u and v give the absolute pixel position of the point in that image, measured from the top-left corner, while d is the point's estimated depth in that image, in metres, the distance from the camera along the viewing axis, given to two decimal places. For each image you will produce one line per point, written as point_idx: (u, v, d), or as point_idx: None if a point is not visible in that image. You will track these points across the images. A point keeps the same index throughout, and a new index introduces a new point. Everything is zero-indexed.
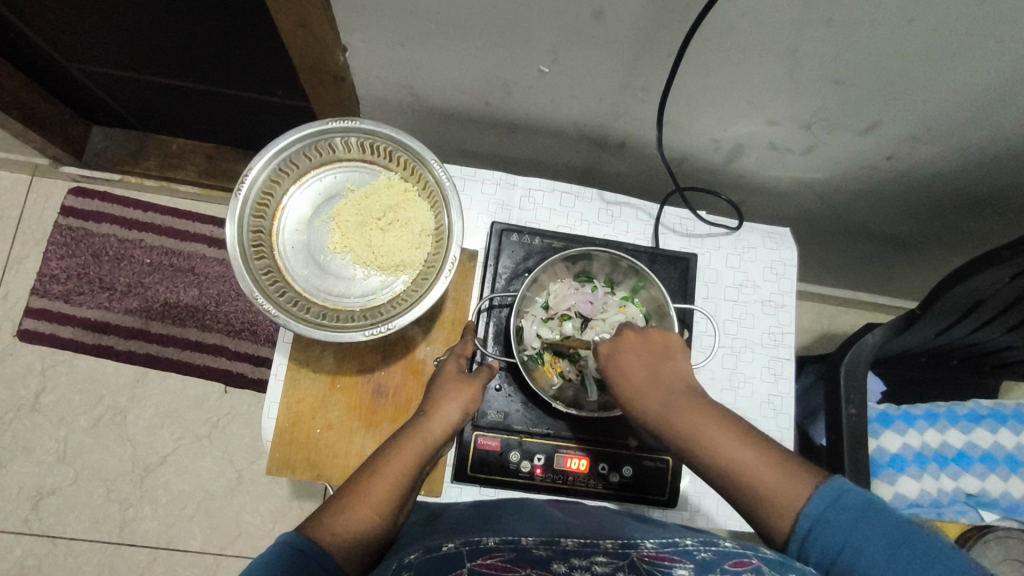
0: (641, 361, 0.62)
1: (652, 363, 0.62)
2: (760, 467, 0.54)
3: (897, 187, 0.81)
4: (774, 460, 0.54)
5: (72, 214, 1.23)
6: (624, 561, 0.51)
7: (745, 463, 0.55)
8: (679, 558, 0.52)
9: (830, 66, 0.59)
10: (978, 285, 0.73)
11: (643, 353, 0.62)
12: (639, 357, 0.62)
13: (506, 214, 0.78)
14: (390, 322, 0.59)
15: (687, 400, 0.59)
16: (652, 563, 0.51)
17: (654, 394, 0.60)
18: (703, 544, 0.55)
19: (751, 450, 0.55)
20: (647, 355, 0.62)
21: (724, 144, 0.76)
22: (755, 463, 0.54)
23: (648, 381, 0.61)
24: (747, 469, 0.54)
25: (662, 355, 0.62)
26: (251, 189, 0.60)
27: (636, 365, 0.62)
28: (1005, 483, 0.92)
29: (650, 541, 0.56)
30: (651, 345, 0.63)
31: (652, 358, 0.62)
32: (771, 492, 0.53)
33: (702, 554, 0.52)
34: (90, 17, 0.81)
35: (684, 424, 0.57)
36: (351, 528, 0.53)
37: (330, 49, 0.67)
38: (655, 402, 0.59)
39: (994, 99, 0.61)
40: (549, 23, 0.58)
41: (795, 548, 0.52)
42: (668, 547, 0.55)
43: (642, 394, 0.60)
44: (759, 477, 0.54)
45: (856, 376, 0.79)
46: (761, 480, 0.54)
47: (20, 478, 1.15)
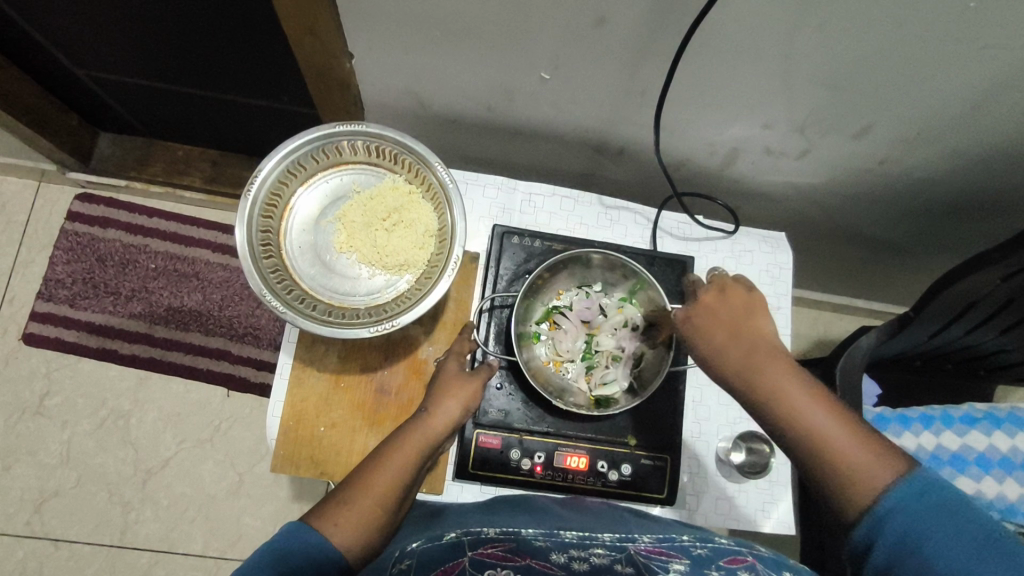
0: (720, 318, 0.60)
1: (737, 322, 0.59)
2: (841, 437, 0.51)
3: (890, 192, 0.83)
4: (857, 433, 0.51)
5: (78, 219, 1.25)
6: (622, 554, 0.53)
7: (823, 429, 0.52)
8: (676, 553, 0.54)
9: (821, 72, 0.61)
10: (970, 287, 0.75)
11: (725, 311, 0.60)
12: (721, 317, 0.60)
13: (508, 217, 0.79)
14: (395, 319, 0.60)
15: (775, 357, 0.56)
16: (649, 557, 0.52)
17: (737, 347, 0.57)
18: (699, 541, 0.56)
19: (838, 418, 0.52)
20: (733, 314, 0.59)
21: (720, 149, 0.78)
22: (836, 429, 0.51)
23: (733, 337, 0.58)
24: (827, 436, 0.51)
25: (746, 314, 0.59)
26: (261, 190, 0.61)
27: (719, 324, 0.59)
28: (999, 485, 0.92)
29: (647, 536, 0.58)
30: (734, 305, 0.60)
31: (736, 318, 0.59)
32: (852, 463, 0.50)
33: (698, 550, 0.54)
34: (103, 25, 0.83)
35: (768, 382, 0.55)
36: (355, 518, 0.54)
37: (337, 55, 0.69)
38: (740, 355, 0.57)
39: (981, 104, 0.63)
40: (550, 30, 0.60)
41: (862, 530, 0.48)
42: (665, 542, 0.56)
43: (725, 348, 0.58)
44: (841, 447, 0.50)
45: (850, 378, 0.81)
46: (839, 450, 0.50)
47: (23, 481, 1.16)
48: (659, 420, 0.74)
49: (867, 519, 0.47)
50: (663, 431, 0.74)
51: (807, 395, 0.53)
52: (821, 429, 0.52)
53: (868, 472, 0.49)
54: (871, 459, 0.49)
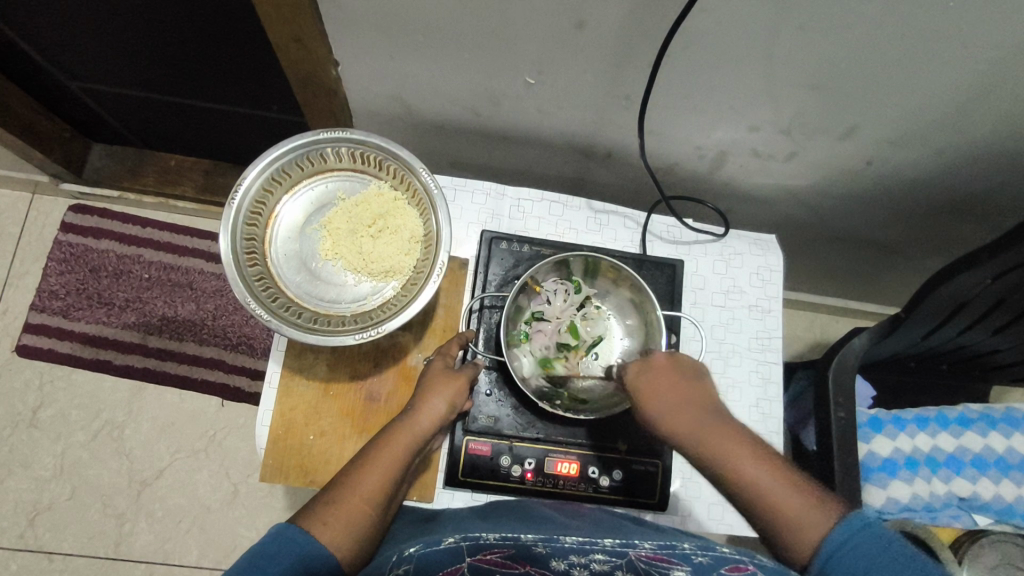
0: (661, 381, 0.60)
1: (678, 384, 0.59)
2: (784, 492, 0.53)
3: (880, 192, 0.83)
4: (796, 488, 0.53)
5: (72, 230, 1.25)
6: (622, 560, 0.53)
7: (766, 487, 0.53)
8: (677, 560, 0.53)
9: (805, 73, 0.61)
10: (960, 287, 0.74)
11: (668, 373, 0.60)
12: (666, 377, 0.60)
13: (496, 223, 0.79)
14: (380, 326, 0.60)
15: (711, 418, 0.56)
16: (650, 564, 0.52)
17: (679, 413, 0.57)
18: (701, 549, 0.55)
19: (775, 473, 0.54)
20: (672, 374, 0.60)
21: (708, 152, 0.78)
22: (778, 488, 0.53)
23: (676, 401, 0.58)
24: (768, 493, 0.53)
25: (688, 377, 0.60)
26: (245, 198, 0.61)
27: (664, 385, 0.59)
28: (996, 486, 0.92)
29: (648, 543, 0.57)
30: (677, 364, 0.61)
31: (677, 378, 0.60)
32: (795, 518, 0.51)
33: (699, 557, 0.53)
34: (93, 37, 0.83)
35: (710, 444, 0.55)
36: (343, 518, 0.54)
37: (322, 63, 0.69)
38: (684, 423, 0.57)
39: (965, 103, 0.63)
40: (532, 34, 0.60)
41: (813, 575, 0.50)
42: (666, 549, 0.55)
43: (669, 414, 0.58)
44: (781, 503, 0.52)
45: (843, 378, 0.80)
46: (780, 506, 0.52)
47: (17, 494, 1.15)
48: None
49: (817, 566, 0.49)
50: (654, 436, 0.73)
51: (748, 455, 0.54)
52: (762, 487, 0.53)
53: (810, 524, 0.51)
54: (811, 509, 0.51)
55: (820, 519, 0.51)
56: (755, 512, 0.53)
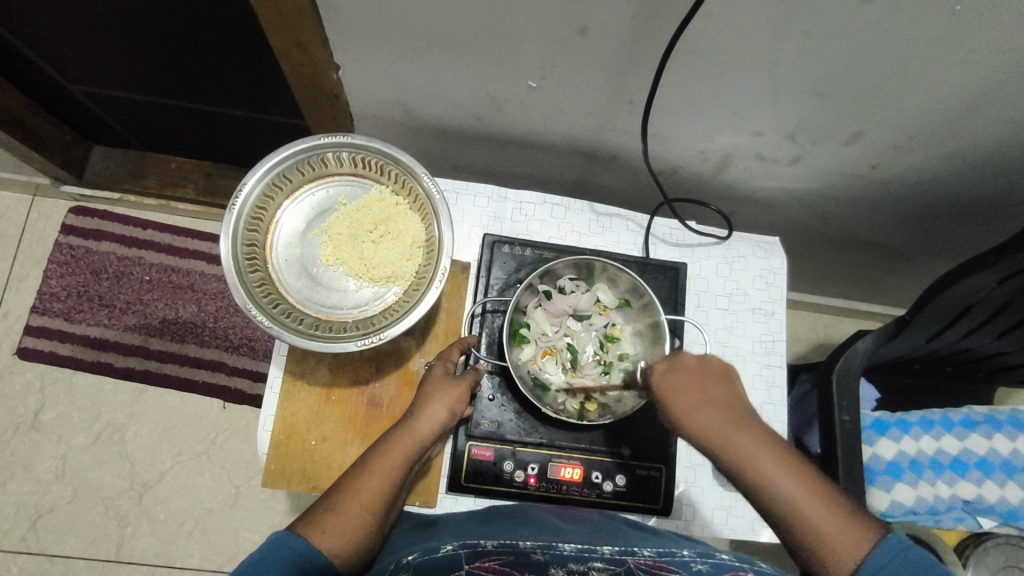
0: (692, 383, 0.58)
1: (709, 387, 0.57)
2: (820, 511, 0.51)
3: (884, 196, 0.82)
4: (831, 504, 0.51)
5: (72, 232, 1.24)
6: (621, 568, 0.53)
7: (803, 502, 0.51)
8: (675, 567, 0.53)
9: (809, 78, 0.61)
10: (966, 290, 0.74)
11: (697, 376, 0.58)
12: (696, 381, 0.58)
13: (498, 226, 0.79)
14: (382, 332, 0.60)
15: (748, 429, 0.54)
16: (649, 570, 0.52)
17: (714, 418, 0.55)
18: (699, 556, 0.56)
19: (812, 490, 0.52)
20: (704, 380, 0.58)
21: (712, 156, 0.78)
22: (816, 508, 0.51)
23: (708, 403, 0.56)
24: (805, 507, 0.51)
25: (719, 379, 0.58)
26: (245, 204, 0.61)
27: (693, 389, 0.57)
28: (1001, 489, 0.92)
29: (646, 549, 0.57)
30: (710, 370, 0.59)
31: (709, 381, 0.58)
32: (831, 536, 0.50)
33: (698, 565, 0.54)
34: (92, 40, 0.83)
35: (747, 453, 0.53)
36: (341, 526, 0.53)
37: (322, 68, 0.69)
38: (718, 428, 0.55)
39: (971, 108, 0.63)
40: (535, 39, 0.60)
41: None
42: (665, 556, 0.55)
43: (701, 418, 0.55)
44: (816, 517, 0.51)
45: (848, 383, 0.79)
46: (817, 521, 0.51)
47: (18, 497, 1.15)
48: (655, 429, 0.73)
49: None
50: (657, 440, 0.73)
51: (785, 469, 0.53)
52: (798, 500, 0.51)
53: (847, 543, 0.50)
54: (847, 527, 0.50)
55: (858, 537, 0.50)
56: (789, 526, 0.51)
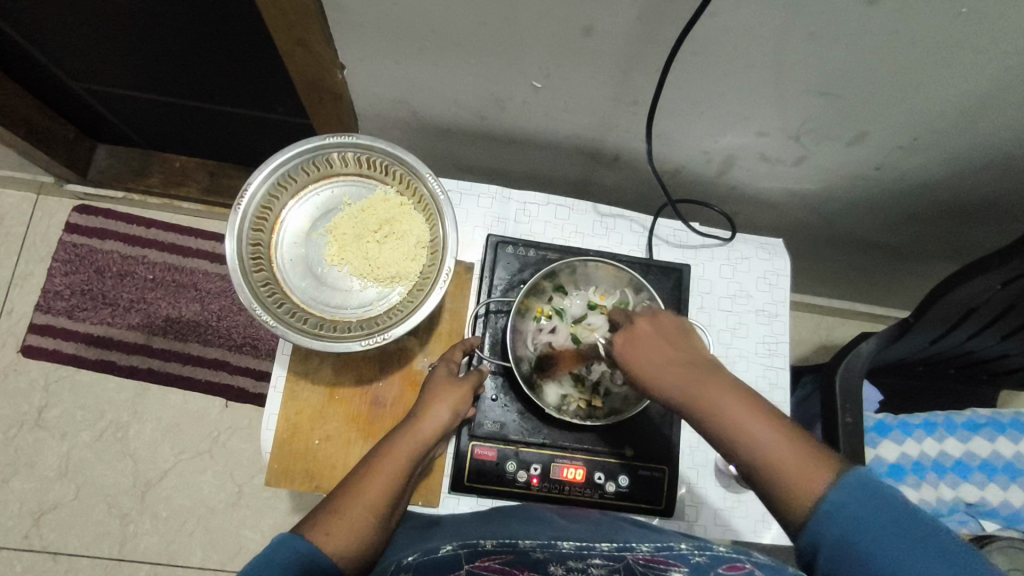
0: (653, 343, 0.58)
1: (666, 344, 0.58)
2: (783, 448, 0.50)
3: (888, 197, 0.82)
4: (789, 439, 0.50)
5: (76, 231, 1.25)
6: (620, 564, 0.53)
7: (760, 440, 0.50)
8: (674, 562, 0.53)
9: (815, 79, 0.61)
10: (970, 292, 0.74)
11: (656, 337, 0.59)
12: (656, 340, 0.59)
13: (502, 227, 0.79)
14: (386, 332, 0.60)
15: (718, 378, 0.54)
16: (648, 566, 0.52)
17: (676, 369, 0.55)
18: (697, 549, 0.55)
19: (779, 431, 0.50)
20: (663, 337, 0.59)
21: (716, 157, 0.78)
22: (777, 444, 0.50)
23: (665, 358, 0.57)
24: (763, 449, 0.50)
25: (676, 336, 0.59)
26: (250, 204, 0.61)
27: (656, 346, 0.58)
28: (1004, 492, 0.92)
29: (644, 545, 0.57)
30: (672, 328, 0.60)
31: (669, 340, 0.58)
32: (787, 471, 0.49)
33: (697, 558, 0.53)
34: (98, 39, 0.83)
35: (706, 398, 0.53)
36: (346, 528, 0.53)
37: (327, 68, 0.69)
38: (679, 379, 0.55)
39: (976, 110, 0.63)
40: (540, 39, 0.60)
41: (807, 532, 0.47)
42: (663, 551, 0.55)
43: (662, 371, 0.56)
44: (778, 456, 0.49)
45: (851, 384, 0.79)
46: (774, 460, 0.49)
47: (22, 494, 1.16)
48: (658, 430, 0.73)
49: (810, 523, 0.47)
50: (660, 441, 0.73)
51: (745, 408, 0.52)
52: (758, 442, 0.50)
53: (803, 475, 0.48)
54: (802, 459, 0.49)
55: (811, 470, 0.48)
56: (750, 467, 0.50)
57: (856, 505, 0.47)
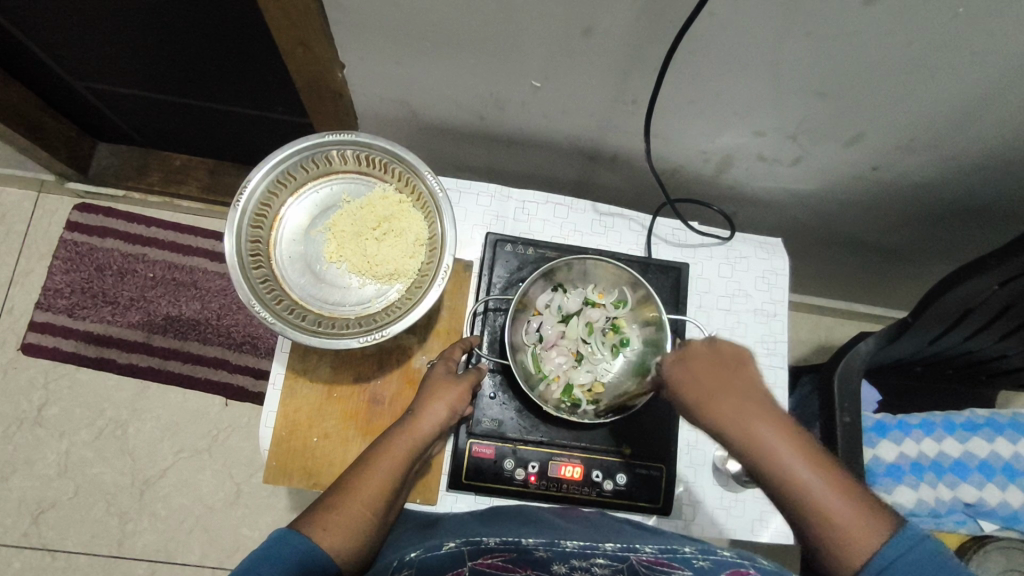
0: (714, 372, 0.56)
1: (729, 375, 0.56)
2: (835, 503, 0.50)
3: (886, 198, 0.82)
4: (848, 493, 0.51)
5: (77, 229, 1.25)
6: (623, 564, 0.53)
7: (817, 487, 0.51)
8: (677, 564, 0.53)
9: (812, 79, 0.61)
10: (968, 293, 0.74)
11: (717, 364, 0.57)
12: (714, 368, 0.57)
13: (501, 225, 0.79)
14: (385, 329, 0.60)
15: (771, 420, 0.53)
16: (650, 566, 0.52)
17: (728, 401, 0.54)
18: (700, 552, 0.55)
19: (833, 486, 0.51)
20: (718, 365, 0.57)
21: (714, 156, 0.78)
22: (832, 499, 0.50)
23: (722, 389, 0.55)
24: (822, 496, 0.50)
25: (737, 367, 0.56)
26: (250, 201, 0.61)
27: (711, 376, 0.56)
28: (1002, 493, 0.92)
29: (648, 547, 0.57)
30: (721, 357, 0.57)
31: (725, 370, 0.56)
32: (842, 521, 0.49)
33: (699, 562, 0.53)
34: (99, 37, 0.83)
35: (763, 437, 0.52)
36: (343, 524, 0.53)
37: (327, 67, 0.69)
38: (736, 416, 0.54)
39: (974, 110, 0.63)
40: (538, 39, 0.60)
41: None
42: (666, 553, 0.55)
43: (719, 403, 0.54)
44: (833, 506, 0.50)
45: (848, 384, 0.79)
46: (830, 509, 0.50)
47: (21, 492, 1.16)
48: (655, 429, 0.73)
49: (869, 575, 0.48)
50: (657, 440, 0.73)
51: (798, 451, 0.52)
52: (815, 489, 0.50)
53: (861, 530, 0.49)
54: (857, 510, 0.50)
55: (871, 525, 0.49)
56: (803, 513, 0.51)
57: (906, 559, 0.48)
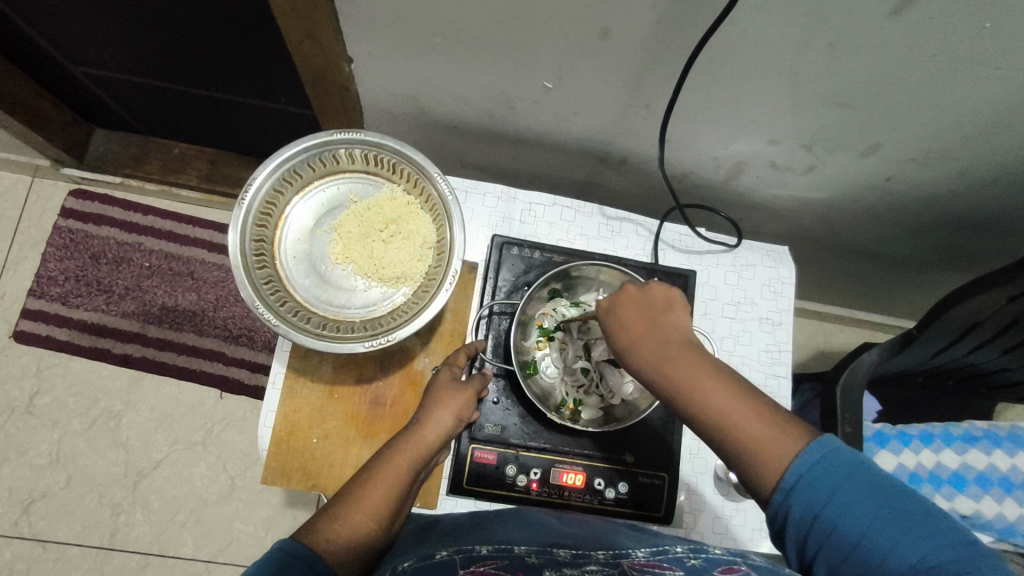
0: (637, 313, 0.55)
1: (651, 315, 0.54)
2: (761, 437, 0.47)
3: (896, 208, 0.82)
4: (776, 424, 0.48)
5: (72, 216, 1.23)
6: (617, 569, 0.52)
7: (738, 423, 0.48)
8: (670, 565, 0.54)
9: (832, 89, 0.60)
10: (975, 306, 0.73)
11: (640, 303, 0.55)
12: (635, 307, 0.55)
13: (507, 227, 0.78)
14: (391, 334, 0.59)
15: (691, 362, 0.51)
16: (642, 570, 0.52)
17: (649, 346, 0.52)
18: (691, 552, 0.57)
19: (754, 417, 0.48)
20: (646, 304, 0.55)
21: (725, 163, 0.77)
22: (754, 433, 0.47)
23: (645, 333, 0.53)
24: (742, 426, 0.48)
25: (660, 306, 0.55)
26: (254, 199, 0.60)
27: (633, 316, 0.55)
28: (999, 505, 0.92)
29: (640, 550, 0.57)
30: (654, 297, 0.56)
31: (650, 309, 0.55)
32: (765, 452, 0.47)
33: (691, 561, 0.55)
34: (99, 23, 0.82)
35: (684, 373, 0.50)
36: (345, 536, 0.53)
37: (335, 61, 0.68)
38: (652, 354, 0.52)
39: (993, 125, 0.62)
40: (554, 40, 0.59)
41: (776, 504, 0.46)
42: (659, 555, 0.56)
43: (639, 343, 0.53)
44: (749, 431, 0.48)
45: (851, 395, 0.79)
46: (751, 437, 0.47)
47: (12, 481, 1.14)
48: (657, 437, 0.73)
49: (778, 498, 0.46)
50: (660, 449, 0.73)
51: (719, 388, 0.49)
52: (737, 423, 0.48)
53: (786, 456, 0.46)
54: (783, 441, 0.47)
55: (789, 446, 0.47)
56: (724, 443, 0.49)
57: (820, 475, 0.45)
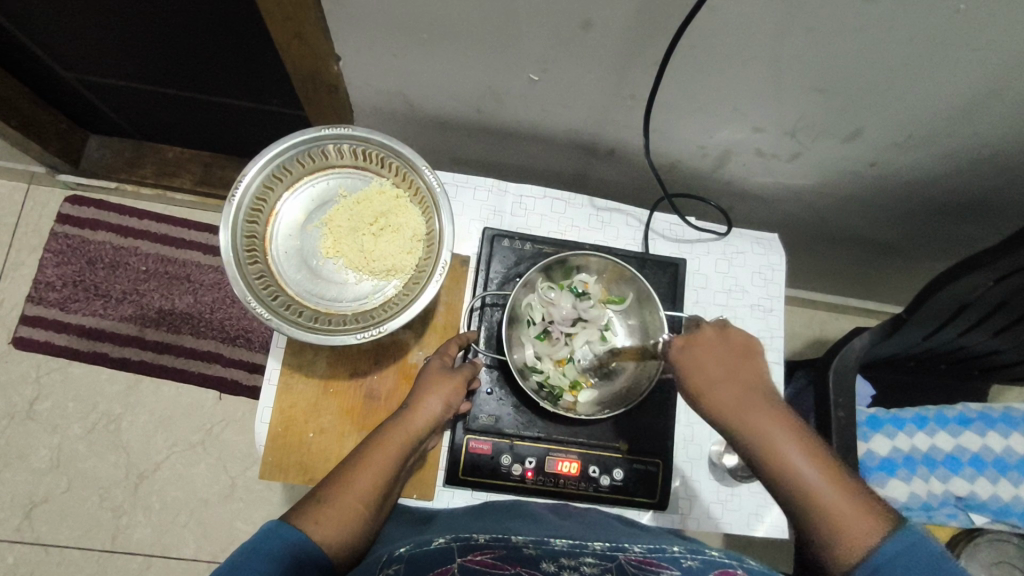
0: (713, 359, 0.59)
1: (732, 362, 0.58)
2: (837, 498, 0.51)
3: (882, 193, 0.82)
4: (849, 489, 0.52)
5: (68, 221, 1.24)
6: (612, 563, 0.53)
7: (813, 480, 0.52)
8: (666, 564, 0.53)
9: (812, 75, 0.61)
10: (962, 289, 0.74)
11: (719, 353, 0.59)
12: (715, 355, 0.59)
13: (498, 220, 0.79)
14: (382, 326, 0.59)
15: (771, 413, 0.55)
16: (640, 567, 0.52)
17: (734, 391, 0.56)
18: (690, 552, 0.56)
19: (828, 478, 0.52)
20: (725, 351, 0.59)
21: (711, 151, 0.78)
22: (830, 495, 0.51)
23: (726, 377, 0.57)
24: (824, 494, 0.52)
25: (739, 356, 0.59)
26: (245, 195, 0.61)
27: (711, 362, 0.59)
28: (994, 486, 0.93)
29: (637, 546, 0.58)
30: (734, 345, 0.60)
31: (730, 358, 0.59)
32: (835, 514, 0.51)
33: (688, 561, 0.54)
34: (89, 28, 0.82)
35: (763, 425, 0.54)
36: (335, 519, 0.53)
37: (323, 60, 0.68)
38: (733, 399, 0.56)
39: (973, 107, 0.63)
40: (537, 33, 0.59)
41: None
42: (655, 552, 0.56)
43: (721, 387, 0.57)
44: (830, 497, 0.51)
45: (844, 378, 0.79)
46: (828, 506, 0.51)
47: (14, 486, 1.15)
48: (653, 424, 0.74)
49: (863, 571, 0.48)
50: (656, 437, 0.73)
51: (800, 445, 0.54)
52: (817, 485, 0.52)
53: (858, 520, 0.50)
54: (857, 508, 0.51)
55: (870, 518, 0.50)
56: (800, 500, 0.52)
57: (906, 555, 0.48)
